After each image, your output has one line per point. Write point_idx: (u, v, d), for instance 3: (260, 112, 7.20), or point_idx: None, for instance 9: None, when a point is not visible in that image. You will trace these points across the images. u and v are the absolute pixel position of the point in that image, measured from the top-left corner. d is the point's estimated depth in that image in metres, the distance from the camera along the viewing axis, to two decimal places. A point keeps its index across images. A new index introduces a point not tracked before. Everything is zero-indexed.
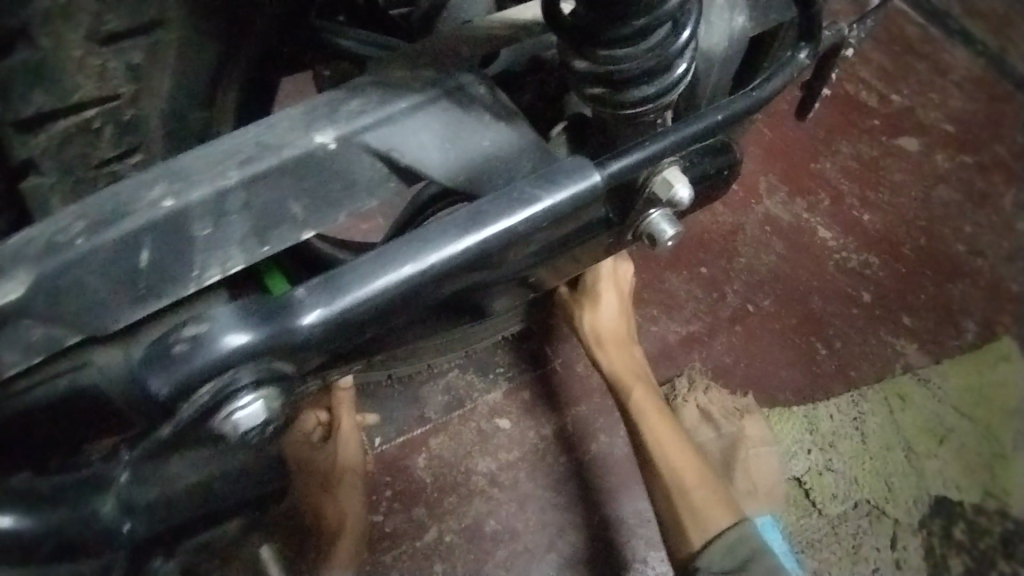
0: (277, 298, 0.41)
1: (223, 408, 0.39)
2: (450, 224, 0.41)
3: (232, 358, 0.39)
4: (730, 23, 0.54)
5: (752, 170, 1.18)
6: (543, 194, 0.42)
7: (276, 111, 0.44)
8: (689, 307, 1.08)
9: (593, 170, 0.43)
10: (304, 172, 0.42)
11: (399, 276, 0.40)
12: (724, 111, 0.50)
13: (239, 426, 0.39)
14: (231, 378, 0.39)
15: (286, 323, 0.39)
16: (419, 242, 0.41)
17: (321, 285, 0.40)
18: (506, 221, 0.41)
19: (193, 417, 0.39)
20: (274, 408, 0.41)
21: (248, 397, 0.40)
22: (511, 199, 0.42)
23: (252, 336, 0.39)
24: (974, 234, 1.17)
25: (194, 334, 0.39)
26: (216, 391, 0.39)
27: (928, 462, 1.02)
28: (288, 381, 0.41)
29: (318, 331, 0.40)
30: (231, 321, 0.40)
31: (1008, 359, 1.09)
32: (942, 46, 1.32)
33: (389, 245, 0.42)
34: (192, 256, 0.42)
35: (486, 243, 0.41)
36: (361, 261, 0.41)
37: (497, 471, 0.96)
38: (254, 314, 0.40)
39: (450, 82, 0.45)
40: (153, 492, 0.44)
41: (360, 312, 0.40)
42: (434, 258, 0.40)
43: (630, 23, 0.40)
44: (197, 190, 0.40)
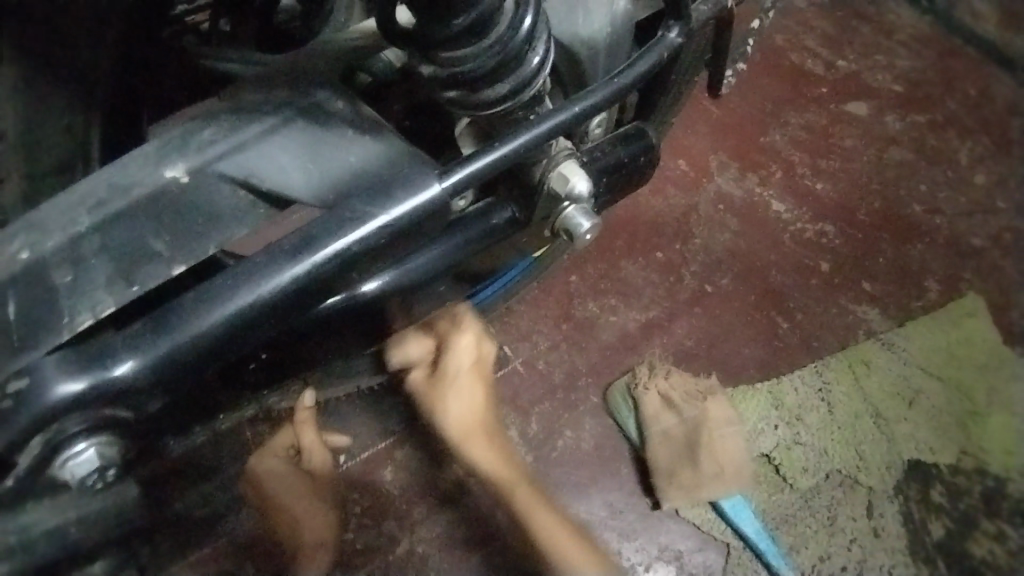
0: (102, 342, 0.40)
1: (58, 456, 0.40)
2: (279, 251, 0.41)
3: (60, 408, 0.38)
4: (611, 7, 0.54)
5: (702, 149, 1.17)
6: (378, 211, 0.42)
7: (132, 149, 0.43)
8: (648, 293, 1.07)
9: (433, 176, 0.43)
10: (163, 207, 0.41)
11: (227, 312, 0.40)
12: (586, 101, 0.48)
13: (74, 474, 0.40)
14: (59, 429, 0.39)
15: (103, 369, 0.38)
16: (245, 273, 0.40)
17: (141, 330, 0.39)
18: (336, 243, 0.41)
19: (29, 468, 0.40)
20: (114, 454, 0.41)
21: (81, 444, 0.40)
22: (342, 219, 0.42)
23: (75, 384, 0.38)
24: (930, 191, 1.17)
25: (16, 389, 0.38)
26: (47, 442, 0.39)
27: (897, 426, 1.02)
28: (130, 425, 0.41)
29: (140, 376, 0.39)
30: (54, 372, 0.38)
31: (973, 315, 1.09)
32: (887, 8, 1.32)
33: (216, 278, 0.41)
34: (58, 303, 0.40)
35: (317, 266, 0.41)
36: (183, 300, 0.40)
37: (465, 477, 0.93)
38: (75, 362, 0.38)
39: (303, 102, 0.44)
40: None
41: (186, 350, 0.40)
42: (261, 288, 0.40)
43: (452, 23, 0.39)
44: (50, 239, 0.40)
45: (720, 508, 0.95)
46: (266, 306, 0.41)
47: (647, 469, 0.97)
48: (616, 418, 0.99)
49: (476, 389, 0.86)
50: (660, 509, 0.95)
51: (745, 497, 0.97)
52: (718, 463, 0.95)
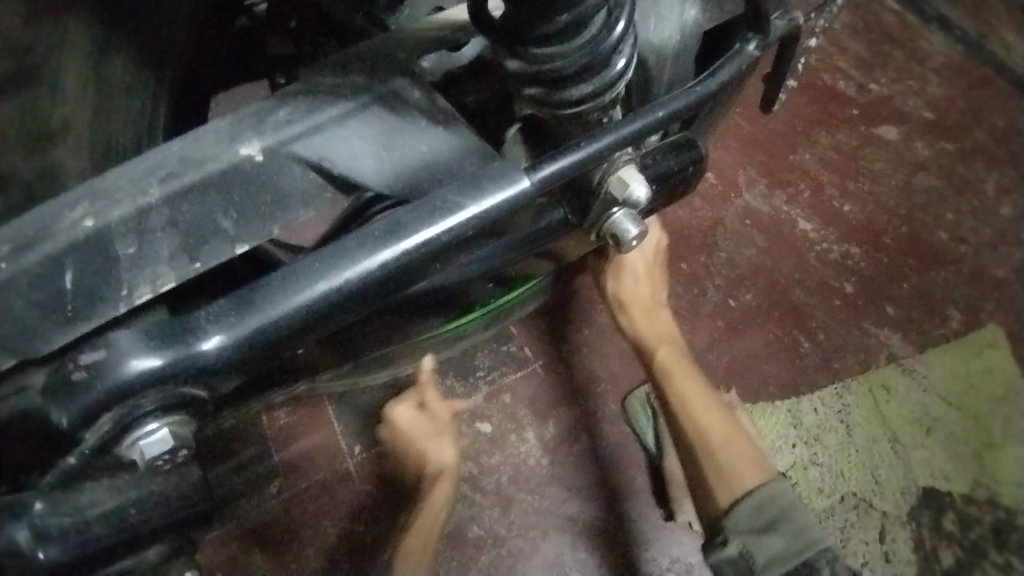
0: (181, 320, 0.40)
1: (127, 435, 0.40)
2: (368, 236, 0.41)
3: (137, 382, 0.38)
4: (680, 14, 0.54)
5: (731, 163, 1.17)
6: (468, 202, 0.42)
7: (202, 125, 0.43)
8: (670, 303, 1.07)
9: (521, 174, 0.43)
10: (231, 186, 0.41)
11: (312, 295, 0.40)
12: (666, 108, 0.49)
13: (144, 454, 0.40)
14: (133, 406, 0.40)
15: (188, 347, 0.39)
16: (335, 257, 0.41)
17: (228, 308, 0.40)
18: (426, 232, 0.41)
19: (94, 447, 0.40)
20: (184, 434, 0.42)
21: (153, 424, 0.41)
22: (433, 207, 0.42)
23: (157, 360, 0.39)
24: (956, 220, 1.16)
25: (91, 361, 0.39)
26: (117, 419, 0.40)
27: (915, 452, 1.02)
28: (200, 402, 0.42)
29: (224, 353, 0.39)
30: (133, 346, 0.39)
31: (993, 347, 1.09)
32: (920, 34, 1.31)
33: (300, 262, 0.41)
34: (120, 276, 0.40)
35: (407, 254, 0.41)
36: (269, 281, 0.41)
37: (478, 474, 0.94)
38: (157, 339, 0.39)
39: (383, 88, 0.44)
40: (67, 517, 0.39)
41: (271, 331, 0.40)
42: (350, 273, 0.40)
43: (556, 18, 0.39)
44: (118, 208, 0.39)
45: None
46: (350, 293, 0.41)
47: (662, 479, 0.95)
48: (634, 426, 0.97)
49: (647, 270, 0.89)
50: (673, 520, 0.94)
51: None
52: None
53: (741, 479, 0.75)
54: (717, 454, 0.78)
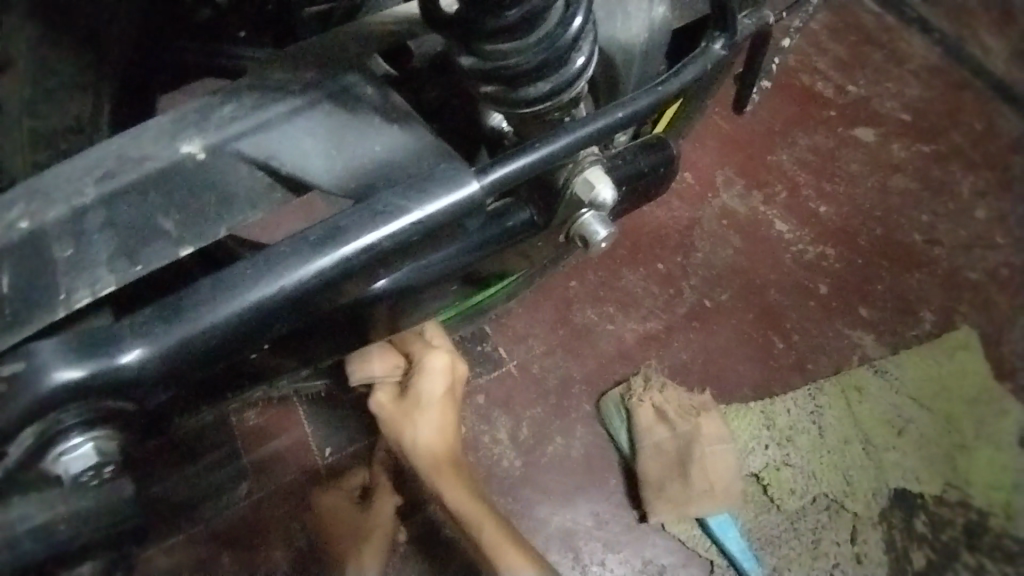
0: (105, 330, 0.39)
1: (52, 449, 0.38)
2: (304, 242, 0.40)
3: (58, 395, 0.37)
4: (649, 13, 0.53)
5: (709, 163, 1.17)
6: (412, 205, 0.40)
7: (145, 121, 0.41)
8: (646, 304, 1.06)
9: (471, 176, 0.42)
10: (173, 186, 0.40)
11: (244, 302, 0.38)
12: (628, 108, 0.47)
13: (68, 469, 0.38)
14: (56, 420, 0.38)
15: (111, 358, 0.37)
16: (268, 264, 0.39)
17: (153, 319, 0.38)
18: (367, 237, 0.39)
19: (20, 461, 0.38)
20: (112, 449, 0.39)
21: (77, 438, 0.39)
22: (375, 210, 0.40)
23: (77, 372, 0.37)
24: (931, 222, 1.17)
25: (12, 373, 0.37)
26: (40, 433, 0.38)
27: (886, 453, 1.02)
28: (127, 416, 0.40)
29: (149, 364, 0.38)
30: (53, 357, 0.37)
31: (966, 348, 1.09)
32: (899, 35, 1.31)
33: (233, 267, 0.40)
34: (57, 279, 0.38)
35: (345, 260, 0.39)
36: (199, 289, 0.39)
37: (451, 476, 0.93)
38: (78, 349, 0.37)
39: (334, 84, 0.43)
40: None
41: (199, 341, 0.38)
42: (283, 280, 0.39)
43: (506, 14, 0.38)
44: (52, 210, 0.38)
45: (707, 525, 0.95)
46: (284, 301, 0.39)
47: (636, 480, 0.97)
48: (608, 428, 0.99)
49: None
50: (646, 521, 0.95)
51: (732, 515, 0.96)
52: (708, 478, 0.94)
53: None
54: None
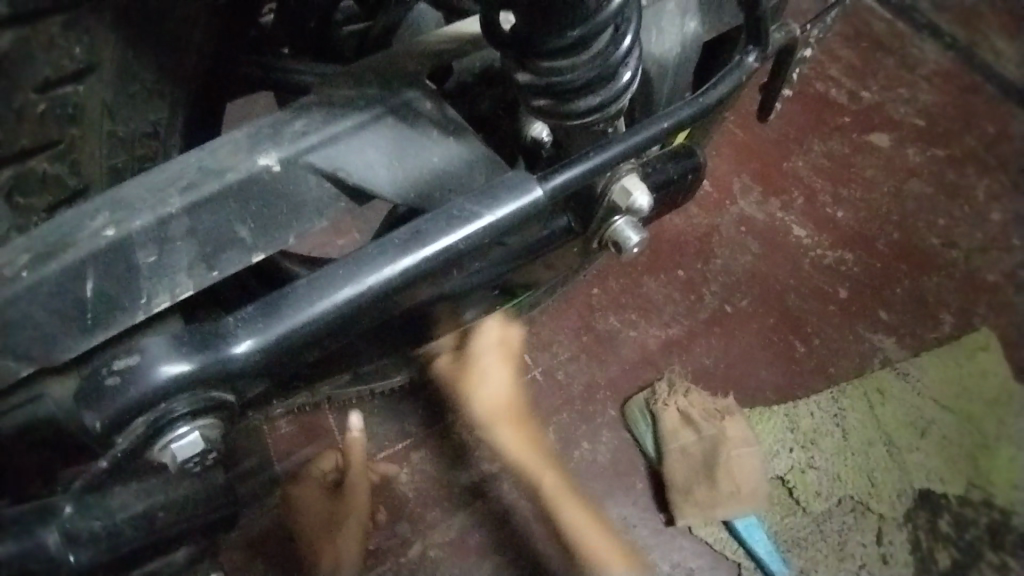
0: (209, 327, 0.41)
1: (159, 439, 0.41)
2: (390, 244, 0.42)
3: (168, 387, 0.39)
4: (681, 28, 0.55)
5: (726, 171, 1.19)
6: (485, 210, 0.43)
7: (219, 136, 0.44)
8: (667, 310, 1.08)
9: (535, 184, 0.44)
10: (248, 196, 0.43)
11: (337, 300, 0.41)
12: (671, 119, 0.50)
13: (176, 456, 0.41)
14: (165, 410, 0.40)
15: (218, 352, 0.40)
16: (358, 264, 0.42)
17: (256, 314, 0.41)
18: (448, 239, 0.42)
19: (128, 450, 0.40)
20: (214, 437, 0.43)
21: (184, 428, 0.41)
22: (452, 216, 0.43)
23: (187, 366, 0.40)
24: (947, 225, 1.18)
25: (125, 367, 0.40)
26: (150, 423, 0.40)
27: (910, 455, 1.03)
28: (228, 406, 0.42)
29: (253, 358, 0.40)
30: (163, 352, 0.40)
31: (987, 349, 1.10)
32: (911, 41, 1.33)
33: (326, 268, 0.42)
34: (139, 283, 0.41)
35: (428, 261, 0.42)
36: (296, 287, 0.42)
37: (478, 483, 0.94)
38: (186, 345, 0.40)
39: (395, 100, 0.45)
40: (98, 521, 0.42)
41: (298, 336, 0.41)
42: (372, 279, 0.41)
43: (565, 34, 0.40)
44: (140, 218, 0.40)
45: (733, 527, 0.96)
46: (371, 300, 0.42)
47: (662, 485, 0.97)
48: (634, 434, 1.00)
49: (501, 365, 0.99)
50: (673, 525, 0.96)
51: (758, 517, 0.97)
52: (735, 482, 0.96)
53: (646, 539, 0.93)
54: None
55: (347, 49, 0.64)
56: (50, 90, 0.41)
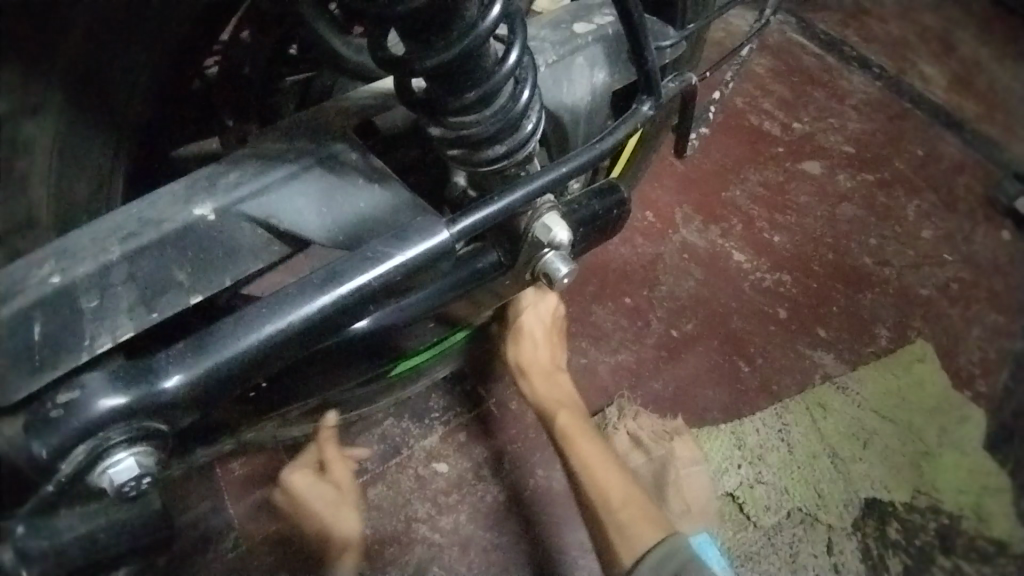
0: (145, 362, 0.43)
1: (99, 463, 0.42)
2: (308, 283, 0.45)
3: (104, 418, 0.41)
4: (591, 78, 0.60)
5: (668, 201, 1.25)
6: (395, 252, 0.46)
7: (158, 188, 0.47)
8: (616, 336, 1.12)
9: (441, 227, 0.47)
10: (187, 243, 0.46)
11: (261, 335, 0.44)
12: (572, 164, 0.53)
13: (114, 481, 0.42)
14: (104, 438, 0.42)
15: (150, 385, 0.42)
16: (279, 303, 0.44)
17: (184, 350, 0.43)
18: (359, 278, 0.45)
19: (71, 475, 0.42)
20: (149, 462, 0.44)
21: (121, 453, 0.43)
22: (364, 257, 0.46)
23: (121, 397, 0.41)
24: (879, 245, 1.26)
25: (67, 400, 0.41)
26: (93, 448, 0.42)
27: (854, 465, 1.08)
28: (163, 435, 0.44)
29: (183, 390, 0.43)
30: (100, 386, 0.42)
31: (922, 360, 1.16)
32: (840, 74, 1.43)
33: (250, 307, 0.45)
34: (83, 326, 0.43)
35: (340, 299, 0.45)
36: (220, 326, 0.44)
37: (437, 516, 0.95)
38: (123, 378, 0.42)
39: (323, 152, 0.49)
40: (45, 540, 0.42)
41: (224, 369, 0.43)
42: (292, 316, 0.44)
43: (464, 95, 0.45)
44: (83, 266, 0.43)
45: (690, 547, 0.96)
46: (292, 334, 0.44)
47: None
48: None
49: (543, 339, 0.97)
50: None
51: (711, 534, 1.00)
52: (685, 500, 1.01)
53: (638, 543, 0.79)
54: (618, 515, 0.82)
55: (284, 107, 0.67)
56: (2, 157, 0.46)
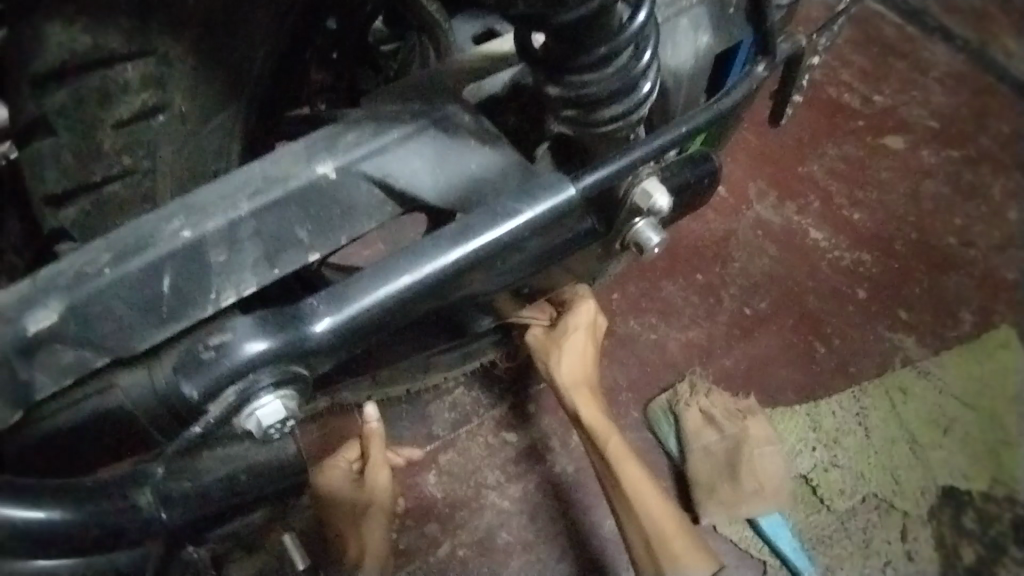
0: (291, 308, 0.46)
1: (245, 407, 0.44)
2: (441, 237, 0.46)
3: (257, 360, 0.44)
4: (695, 41, 0.58)
5: (742, 176, 1.21)
6: (523, 207, 0.47)
7: (278, 147, 0.48)
8: (687, 312, 1.10)
9: (568, 183, 0.48)
10: (309, 201, 0.47)
11: (396, 287, 0.45)
12: (687, 124, 0.54)
13: (261, 422, 0.44)
14: (255, 379, 0.44)
15: (300, 330, 0.44)
16: (415, 254, 0.46)
17: (330, 297, 0.45)
18: (494, 232, 0.46)
19: (219, 417, 0.44)
20: (293, 407, 0.46)
21: (267, 396, 0.45)
22: (495, 212, 0.47)
23: (273, 342, 0.44)
24: (965, 225, 1.20)
25: (220, 342, 0.44)
26: (241, 391, 0.44)
27: (933, 452, 1.04)
28: (305, 380, 0.46)
29: (329, 336, 0.45)
30: (252, 330, 0.44)
31: (1006, 347, 1.12)
32: (923, 45, 1.35)
33: (386, 258, 0.46)
34: (209, 280, 0.45)
35: (476, 253, 0.46)
36: (362, 276, 0.46)
37: (505, 483, 0.95)
38: (271, 323, 0.44)
39: (436, 113, 0.49)
40: (186, 483, 0.48)
41: (364, 318, 0.45)
42: (428, 268, 0.46)
43: (594, 52, 0.45)
44: (212, 221, 0.45)
45: (758, 526, 0.98)
46: (430, 285, 0.46)
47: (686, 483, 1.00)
48: (656, 433, 1.03)
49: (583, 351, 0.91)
50: (699, 524, 0.98)
51: (783, 515, 0.99)
52: (758, 481, 0.97)
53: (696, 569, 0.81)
54: (673, 544, 0.82)
55: (367, 82, 0.70)
56: (127, 125, 0.47)
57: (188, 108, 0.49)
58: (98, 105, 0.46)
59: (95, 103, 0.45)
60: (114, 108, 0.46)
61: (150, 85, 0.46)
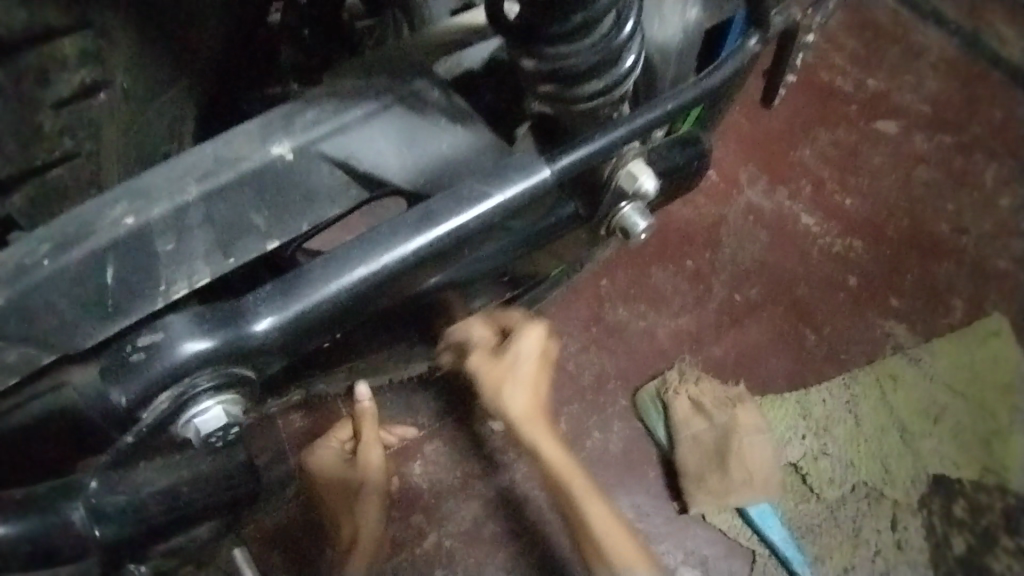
0: (229, 306, 0.44)
1: (184, 412, 0.44)
2: (400, 224, 0.44)
3: (190, 364, 0.43)
4: (683, 16, 0.56)
5: (733, 161, 1.18)
6: (492, 190, 0.45)
7: (230, 127, 0.45)
8: (676, 300, 1.08)
9: (541, 165, 0.46)
10: (265, 185, 0.44)
11: (352, 278, 0.44)
12: (674, 101, 0.51)
13: (199, 430, 0.44)
14: (191, 384, 0.43)
15: (237, 331, 0.43)
16: (369, 245, 0.44)
17: (274, 294, 0.44)
18: (457, 219, 0.44)
19: (152, 425, 0.44)
20: (236, 411, 0.45)
21: (206, 401, 0.44)
22: (460, 196, 0.45)
23: (207, 344, 0.43)
24: (957, 211, 1.18)
25: (150, 343, 0.43)
26: (175, 397, 0.43)
27: (923, 441, 1.03)
28: (247, 381, 0.46)
29: (271, 336, 0.44)
30: (184, 331, 0.43)
31: (998, 334, 1.10)
32: (916, 28, 1.33)
33: (338, 249, 0.45)
34: (159, 271, 0.43)
35: (438, 241, 0.44)
36: (312, 268, 0.44)
37: (492, 474, 0.93)
38: (206, 325, 0.43)
39: (404, 88, 0.47)
40: (122, 496, 0.44)
41: (310, 317, 0.44)
42: (387, 258, 0.44)
43: (569, 19, 0.43)
44: (157, 208, 0.42)
45: (748, 515, 0.96)
46: (386, 278, 0.44)
47: (675, 473, 0.98)
48: (645, 421, 1.01)
49: (534, 385, 0.78)
50: (687, 513, 0.97)
51: (773, 504, 0.97)
52: (747, 469, 0.96)
53: None
54: None
55: None
56: (71, 104, 0.43)
57: (131, 85, 0.46)
58: (36, 82, 0.41)
59: (35, 81, 0.41)
60: (55, 87, 0.42)
61: (93, 59, 0.43)
